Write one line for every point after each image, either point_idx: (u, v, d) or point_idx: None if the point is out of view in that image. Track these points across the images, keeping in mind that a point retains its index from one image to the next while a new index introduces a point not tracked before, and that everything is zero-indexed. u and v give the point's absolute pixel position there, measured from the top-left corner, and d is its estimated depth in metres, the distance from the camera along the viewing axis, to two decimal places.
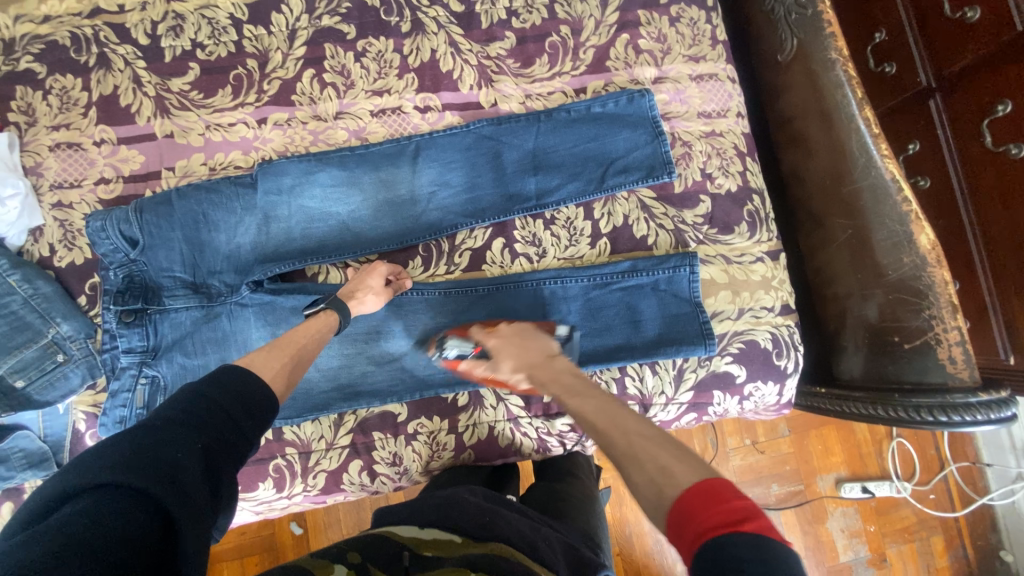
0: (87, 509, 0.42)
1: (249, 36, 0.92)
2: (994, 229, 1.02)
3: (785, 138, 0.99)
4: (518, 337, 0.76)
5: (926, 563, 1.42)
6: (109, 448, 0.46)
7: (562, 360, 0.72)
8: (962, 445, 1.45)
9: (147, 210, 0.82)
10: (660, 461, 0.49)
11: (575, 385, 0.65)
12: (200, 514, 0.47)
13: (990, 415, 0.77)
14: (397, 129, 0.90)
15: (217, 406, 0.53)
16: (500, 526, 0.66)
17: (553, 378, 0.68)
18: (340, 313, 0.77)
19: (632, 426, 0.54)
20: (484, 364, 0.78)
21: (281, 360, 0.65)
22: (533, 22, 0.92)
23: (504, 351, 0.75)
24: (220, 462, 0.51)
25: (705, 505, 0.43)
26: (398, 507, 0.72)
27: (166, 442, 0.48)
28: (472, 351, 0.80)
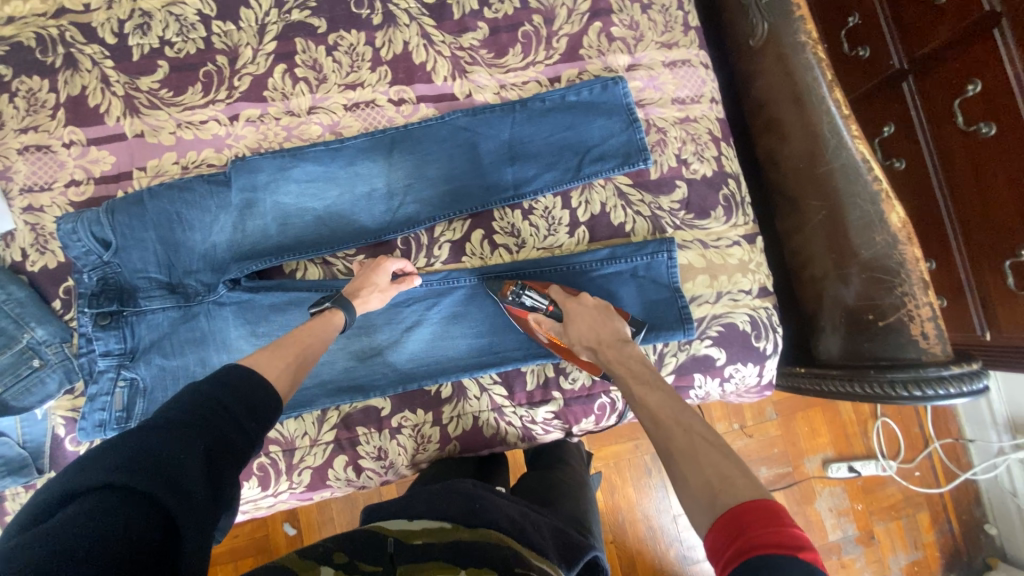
0: (91, 509, 0.43)
1: (218, 32, 0.90)
2: (967, 208, 1.04)
3: (760, 124, 1.00)
4: (598, 312, 0.79)
5: (913, 539, 1.44)
6: (112, 448, 0.47)
7: (632, 347, 0.77)
8: (945, 422, 1.48)
9: (119, 211, 0.81)
10: (720, 469, 0.57)
11: (644, 373, 0.73)
12: (202, 514, 0.47)
13: (962, 388, 0.78)
14: (372, 123, 0.90)
15: (219, 406, 0.53)
16: (490, 511, 0.67)
17: (622, 362, 0.75)
18: (344, 312, 0.77)
19: (697, 426, 0.63)
20: (553, 323, 0.81)
21: (285, 361, 0.65)
22: (504, 12, 0.92)
23: (580, 319, 0.79)
24: (223, 462, 0.51)
25: (764, 521, 0.49)
26: (389, 503, 0.71)
27: (167, 443, 0.48)
28: (544, 306, 0.81)
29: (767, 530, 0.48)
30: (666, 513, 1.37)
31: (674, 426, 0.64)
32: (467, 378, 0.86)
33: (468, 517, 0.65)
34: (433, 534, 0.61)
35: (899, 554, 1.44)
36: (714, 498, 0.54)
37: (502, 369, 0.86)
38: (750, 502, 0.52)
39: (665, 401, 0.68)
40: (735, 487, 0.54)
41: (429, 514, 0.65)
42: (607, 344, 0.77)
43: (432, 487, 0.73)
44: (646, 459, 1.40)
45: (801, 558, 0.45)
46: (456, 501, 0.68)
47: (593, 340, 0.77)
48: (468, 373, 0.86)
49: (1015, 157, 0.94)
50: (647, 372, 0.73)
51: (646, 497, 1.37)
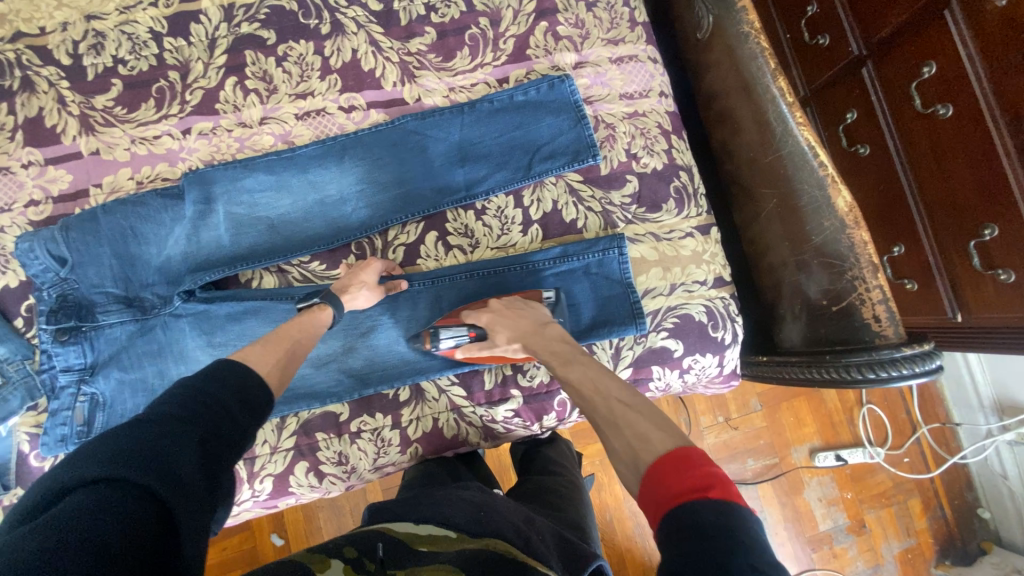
0: (90, 502, 0.44)
1: (169, 48, 0.92)
2: (929, 190, 1.03)
3: (713, 116, 1.00)
4: (511, 310, 0.81)
5: (904, 526, 1.43)
6: (108, 444, 0.48)
7: (553, 328, 0.78)
8: (932, 407, 1.46)
9: (73, 228, 0.82)
10: (639, 429, 0.57)
11: (564, 352, 0.73)
12: (197, 506, 0.49)
13: (916, 368, 0.78)
14: (323, 131, 0.91)
15: (215, 402, 0.55)
16: (496, 519, 0.65)
17: (546, 346, 0.75)
18: (333, 307, 0.78)
19: (614, 392, 0.64)
20: (481, 343, 0.81)
21: (275, 358, 0.67)
22: (451, 16, 0.93)
23: (498, 324, 0.79)
24: (218, 454, 0.53)
25: (679, 469, 0.50)
26: (391, 503, 0.71)
27: (164, 438, 0.50)
28: (457, 335, 0.82)
29: (681, 480, 0.49)
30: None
31: (596, 399, 0.65)
32: (423, 380, 0.87)
33: (475, 524, 0.64)
34: (440, 541, 0.61)
35: (892, 541, 1.42)
36: (638, 460, 0.54)
37: (457, 370, 0.86)
38: (666, 456, 0.52)
39: (584, 374, 0.68)
40: (666, 439, 0.54)
41: (437, 519, 0.65)
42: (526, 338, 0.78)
43: (438, 493, 0.72)
44: None
45: (715, 497, 0.46)
46: (463, 508, 0.67)
47: (517, 331, 0.78)
48: (424, 374, 0.86)
49: (971, 138, 0.94)
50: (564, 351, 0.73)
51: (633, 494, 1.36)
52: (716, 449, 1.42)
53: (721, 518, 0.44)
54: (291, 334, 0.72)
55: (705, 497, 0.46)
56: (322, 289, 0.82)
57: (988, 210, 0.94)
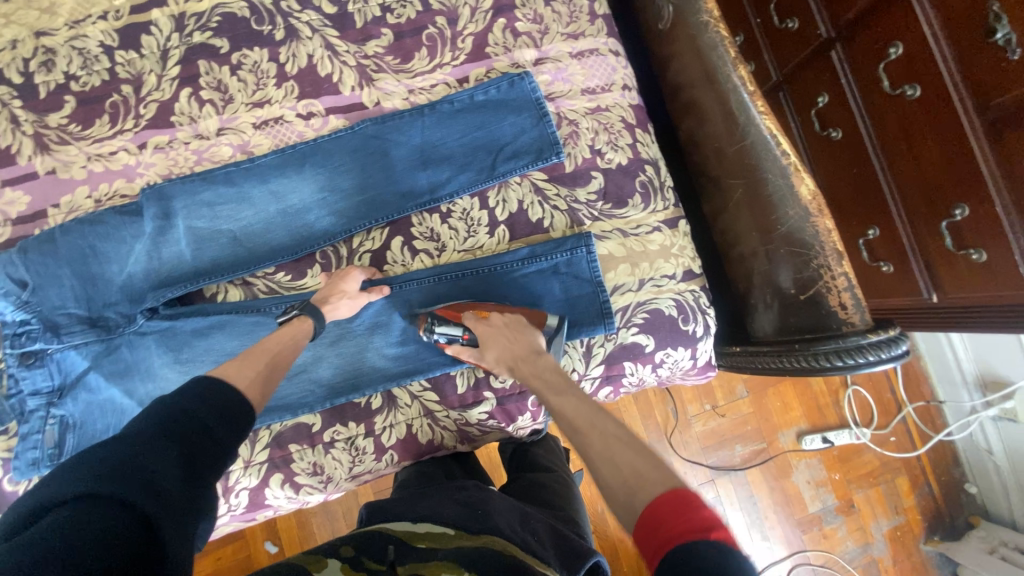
0: (70, 517, 0.44)
1: (122, 62, 0.89)
2: (901, 170, 1.01)
3: (679, 107, 0.99)
4: (509, 330, 0.81)
5: (893, 504, 1.42)
6: (85, 461, 0.48)
7: (546, 358, 0.79)
8: (918, 386, 1.45)
9: (32, 251, 0.82)
10: (635, 467, 0.57)
11: (558, 383, 0.74)
12: (180, 518, 0.49)
13: (882, 354, 0.78)
14: (282, 139, 0.89)
15: (193, 416, 0.55)
16: (493, 516, 0.63)
17: (536, 374, 0.76)
18: (314, 319, 0.78)
19: (610, 429, 0.64)
20: (472, 350, 0.82)
21: (255, 369, 0.67)
22: (407, 16, 0.91)
23: (493, 341, 0.80)
24: (200, 467, 0.53)
25: (680, 508, 0.50)
26: (390, 503, 0.70)
27: (142, 452, 0.50)
28: (461, 330, 0.82)
29: (676, 523, 0.48)
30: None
31: (591, 433, 0.64)
32: (395, 387, 0.87)
33: (472, 522, 0.62)
34: (437, 539, 0.59)
35: (881, 520, 1.41)
36: (634, 498, 0.54)
37: (429, 375, 0.87)
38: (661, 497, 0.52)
39: (580, 407, 0.69)
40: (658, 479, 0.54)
41: (432, 517, 0.63)
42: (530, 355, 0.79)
43: (435, 494, 0.70)
44: None
45: (714, 538, 0.46)
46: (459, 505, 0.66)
47: (510, 358, 0.79)
48: (395, 381, 0.86)
49: (938, 117, 0.93)
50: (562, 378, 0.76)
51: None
52: (705, 439, 1.37)
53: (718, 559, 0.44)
54: (268, 346, 0.71)
55: (705, 538, 0.46)
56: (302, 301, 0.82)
57: (958, 190, 0.92)
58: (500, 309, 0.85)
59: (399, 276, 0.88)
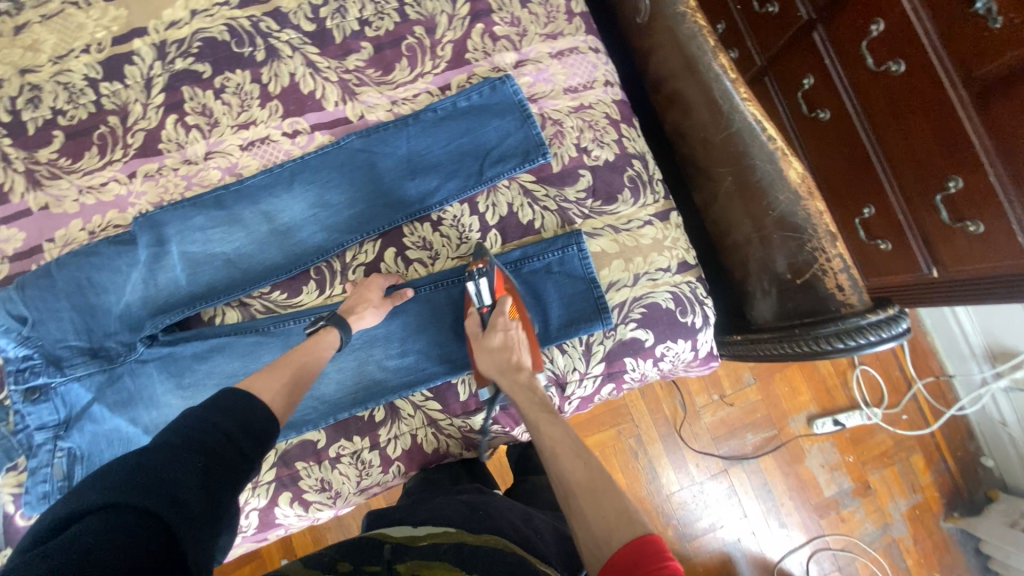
0: (95, 527, 0.44)
1: (106, 93, 0.90)
2: (892, 148, 1.00)
3: (663, 99, 0.99)
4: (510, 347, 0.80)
5: (910, 483, 1.40)
6: (112, 472, 0.49)
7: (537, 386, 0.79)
8: (925, 361, 1.44)
9: (29, 286, 0.82)
10: (617, 504, 0.61)
11: (546, 407, 0.76)
12: (202, 533, 0.49)
13: (883, 334, 0.77)
14: (270, 159, 0.90)
15: (219, 429, 0.55)
16: (494, 518, 0.64)
17: (521, 394, 0.78)
18: (340, 329, 0.78)
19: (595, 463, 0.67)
20: (478, 322, 0.82)
21: (280, 381, 0.67)
22: (385, 28, 0.92)
23: (496, 352, 0.79)
24: (222, 482, 0.52)
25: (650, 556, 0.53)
26: (392, 511, 0.70)
27: (166, 465, 0.50)
28: (492, 301, 0.81)
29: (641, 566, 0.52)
30: (690, 485, 1.33)
31: (576, 461, 0.67)
32: (397, 399, 0.87)
33: (474, 524, 0.63)
34: (439, 536, 0.59)
35: (898, 500, 1.39)
36: (610, 536, 0.57)
37: (431, 384, 0.87)
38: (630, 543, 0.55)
39: (565, 435, 0.71)
40: (631, 526, 0.57)
41: (433, 520, 0.63)
42: (518, 370, 0.79)
43: (437, 499, 0.70)
44: (636, 445, 1.34)
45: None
46: (460, 509, 0.66)
47: (503, 372, 0.79)
48: (397, 393, 0.87)
49: (924, 92, 0.92)
50: (546, 404, 0.77)
51: (636, 480, 1.32)
52: (714, 429, 1.37)
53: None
54: (297, 357, 0.72)
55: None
56: (329, 312, 0.83)
57: (951, 163, 0.90)
58: (523, 322, 0.84)
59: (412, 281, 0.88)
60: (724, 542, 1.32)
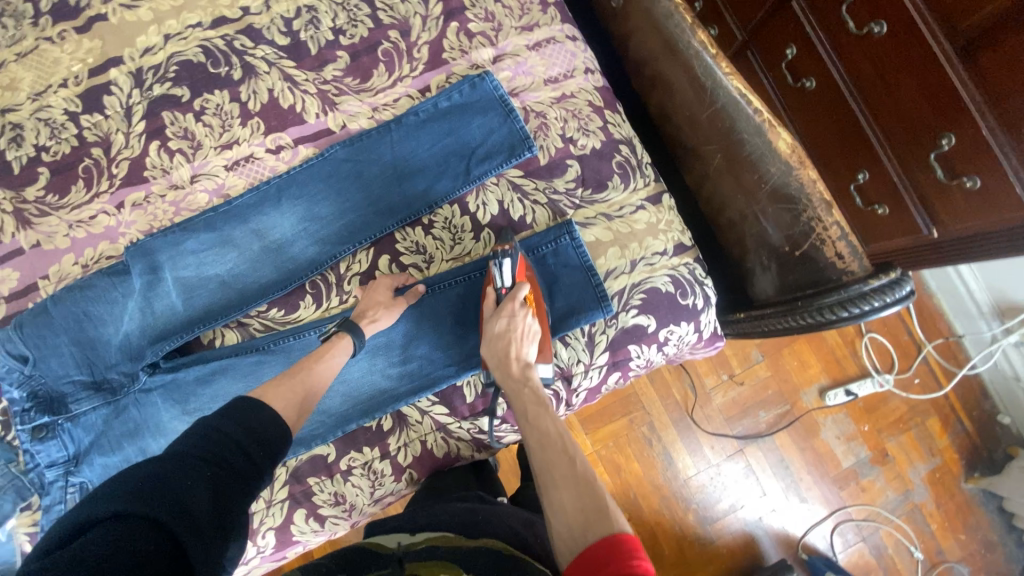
0: (107, 534, 0.44)
1: (88, 125, 0.89)
2: (883, 110, 0.98)
3: (646, 82, 0.98)
4: (506, 334, 0.78)
5: (928, 447, 1.39)
6: (123, 481, 0.49)
7: (533, 379, 0.78)
8: (934, 324, 1.42)
9: (27, 325, 0.82)
10: (594, 499, 0.60)
11: (538, 401, 0.75)
12: (209, 547, 0.48)
13: (886, 298, 0.76)
14: (255, 177, 0.89)
15: (229, 439, 0.57)
16: (492, 523, 0.64)
17: (515, 387, 0.76)
18: (352, 335, 0.79)
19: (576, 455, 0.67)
20: (494, 298, 0.82)
21: (293, 392, 0.69)
22: (360, 35, 0.91)
23: (498, 338, 0.78)
24: (231, 494, 0.53)
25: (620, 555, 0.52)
26: (391, 518, 0.70)
27: (177, 474, 0.50)
28: (511, 286, 0.81)
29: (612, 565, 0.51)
30: (707, 468, 1.33)
31: (560, 455, 0.66)
32: (404, 406, 0.87)
33: (471, 528, 0.62)
34: (436, 539, 0.59)
35: (918, 465, 1.38)
36: (587, 529, 0.57)
37: (436, 389, 0.86)
38: (607, 537, 0.54)
39: (553, 429, 0.70)
40: (607, 523, 0.57)
41: (432, 526, 0.63)
42: (516, 359, 0.78)
43: (437, 505, 0.70)
44: (648, 433, 1.33)
45: None
46: (459, 513, 0.66)
47: (499, 357, 0.78)
48: (403, 400, 0.86)
49: (909, 51, 0.90)
50: (540, 397, 0.75)
51: (652, 468, 1.31)
52: (726, 410, 1.36)
53: None
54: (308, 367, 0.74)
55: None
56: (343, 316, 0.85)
57: (942, 120, 0.89)
58: (537, 313, 0.84)
59: (426, 279, 0.88)
60: (746, 522, 1.31)
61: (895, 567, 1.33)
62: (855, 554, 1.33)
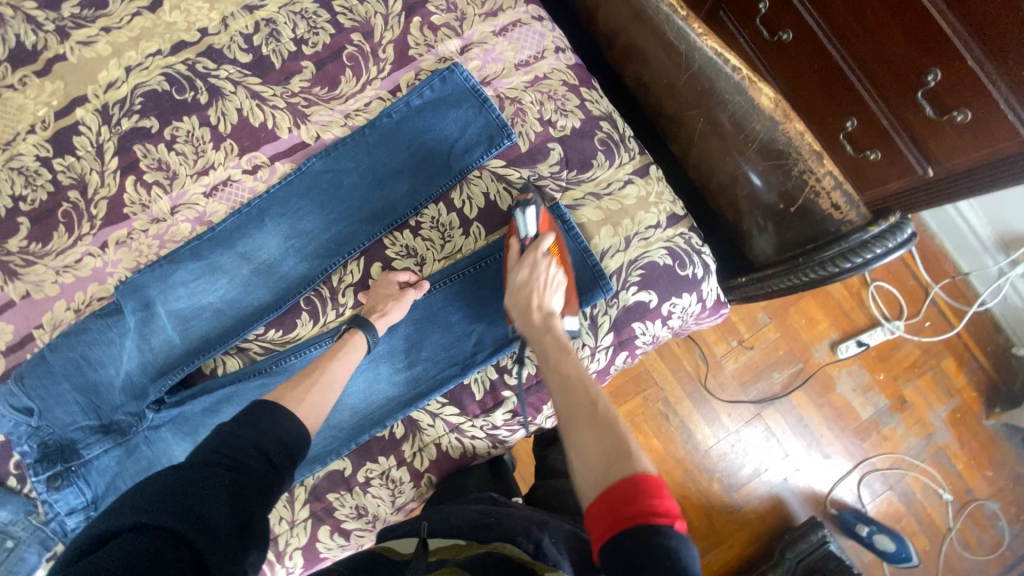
0: (123, 547, 0.44)
1: (61, 169, 0.87)
2: (863, 52, 0.96)
3: (620, 55, 0.96)
4: (525, 285, 0.78)
5: (945, 388, 1.38)
6: (141, 493, 0.49)
7: (555, 325, 0.77)
8: (940, 265, 1.40)
9: (27, 376, 0.82)
10: (617, 440, 0.59)
11: (559, 348, 0.73)
12: (227, 551, 0.48)
13: (888, 244, 0.75)
14: (235, 200, 0.88)
15: (248, 441, 0.57)
16: (505, 525, 0.63)
17: (537, 337, 0.75)
18: (366, 329, 0.79)
19: (600, 398, 0.65)
20: (518, 248, 0.82)
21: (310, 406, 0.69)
22: (322, 42, 0.89)
23: (517, 290, 0.78)
24: (250, 497, 0.53)
25: (644, 494, 0.51)
26: (404, 524, 0.70)
27: (194, 481, 0.51)
28: (534, 236, 0.81)
29: (636, 506, 0.50)
30: (726, 435, 1.32)
31: (583, 399, 0.65)
32: (414, 411, 0.86)
33: (483, 532, 0.61)
34: (449, 550, 0.59)
35: (937, 408, 1.37)
36: (610, 468, 0.55)
37: (444, 390, 0.85)
38: (629, 476, 0.53)
39: (576, 373, 0.69)
40: (629, 463, 0.55)
41: (443, 532, 0.63)
42: (537, 309, 0.77)
43: (451, 508, 0.70)
44: (663, 408, 1.32)
45: (676, 528, 0.49)
46: (471, 517, 0.65)
47: (519, 307, 0.78)
48: (413, 406, 0.85)
49: None
50: (564, 345, 0.75)
51: (672, 442, 1.31)
52: (739, 375, 1.35)
53: (671, 548, 0.47)
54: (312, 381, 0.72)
55: (669, 526, 0.49)
56: (345, 323, 0.84)
57: (926, 56, 0.87)
58: (562, 264, 0.83)
59: (430, 276, 0.87)
60: (772, 485, 1.31)
61: (925, 512, 1.32)
62: (884, 503, 1.32)
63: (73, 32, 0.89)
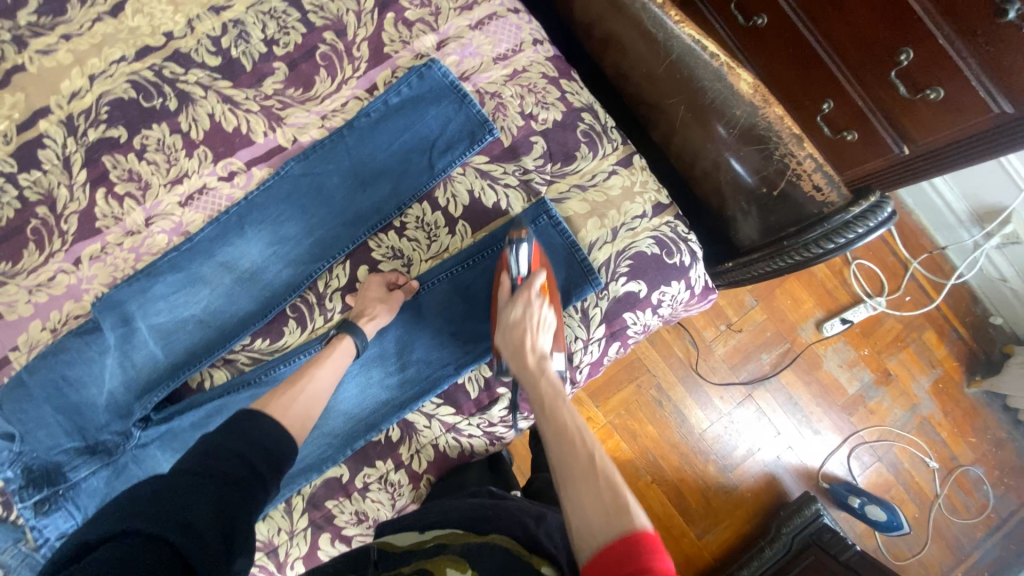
0: (108, 553, 0.43)
1: (27, 184, 0.84)
2: (837, 34, 0.97)
3: (598, 45, 0.95)
4: (517, 324, 0.76)
5: (927, 359, 1.41)
6: (125, 501, 0.49)
7: (548, 369, 0.75)
8: (917, 240, 1.43)
9: (6, 401, 0.79)
10: (612, 491, 0.58)
11: (552, 393, 0.72)
12: (212, 558, 0.47)
13: (869, 224, 0.76)
14: (212, 209, 0.85)
15: (233, 451, 0.57)
16: (503, 517, 0.63)
17: (531, 380, 0.74)
18: (354, 334, 0.78)
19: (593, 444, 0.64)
20: (509, 287, 0.81)
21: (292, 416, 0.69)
22: (293, 42, 0.87)
23: (510, 328, 0.76)
24: (236, 504, 0.52)
25: (641, 555, 0.50)
26: (402, 517, 0.70)
27: (178, 489, 0.50)
28: (526, 274, 0.80)
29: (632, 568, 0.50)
30: (719, 418, 1.34)
31: (577, 445, 0.63)
32: (408, 414, 0.85)
33: (480, 525, 0.61)
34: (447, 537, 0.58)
35: (920, 379, 1.41)
36: (606, 524, 0.54)
37: (438, 391, 0.85)
38: (627, 535, 0.52)
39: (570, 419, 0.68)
40: (626, 519, 0.54)
41: (441, 523, 0.63)
42: (530, 350, 0.76)
43: (449, 501, 0.70)
44: (656, 395, 1.33)
45: None
46: (470, 509, 0.65)
47: (512, 347, 0.76)
48: (407, 408, 0.85)
49: None
50: (558, 388, 0.73)
51: (667, 428, 1.32)
52: (729, 358, 1.36)
53: None
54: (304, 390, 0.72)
55: None
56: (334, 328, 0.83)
57: (899, 35, 0.87)
58: (551, 302, 0.82)
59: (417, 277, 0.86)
60: (765, 464, 1.34)
61: (913, 480, 1.36)
62: (874, 474, 1.36)
63: (30, 40, 0.85)
